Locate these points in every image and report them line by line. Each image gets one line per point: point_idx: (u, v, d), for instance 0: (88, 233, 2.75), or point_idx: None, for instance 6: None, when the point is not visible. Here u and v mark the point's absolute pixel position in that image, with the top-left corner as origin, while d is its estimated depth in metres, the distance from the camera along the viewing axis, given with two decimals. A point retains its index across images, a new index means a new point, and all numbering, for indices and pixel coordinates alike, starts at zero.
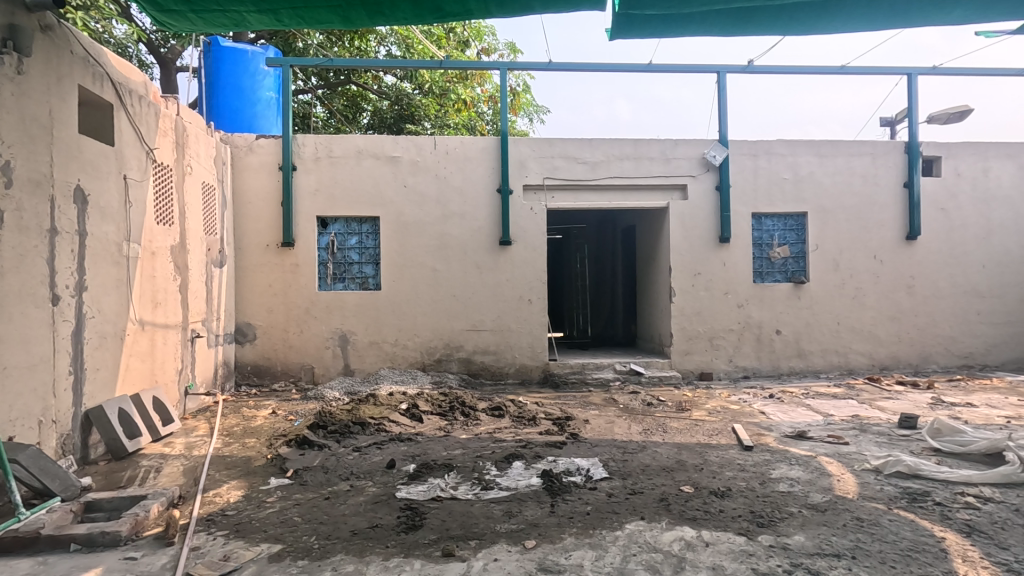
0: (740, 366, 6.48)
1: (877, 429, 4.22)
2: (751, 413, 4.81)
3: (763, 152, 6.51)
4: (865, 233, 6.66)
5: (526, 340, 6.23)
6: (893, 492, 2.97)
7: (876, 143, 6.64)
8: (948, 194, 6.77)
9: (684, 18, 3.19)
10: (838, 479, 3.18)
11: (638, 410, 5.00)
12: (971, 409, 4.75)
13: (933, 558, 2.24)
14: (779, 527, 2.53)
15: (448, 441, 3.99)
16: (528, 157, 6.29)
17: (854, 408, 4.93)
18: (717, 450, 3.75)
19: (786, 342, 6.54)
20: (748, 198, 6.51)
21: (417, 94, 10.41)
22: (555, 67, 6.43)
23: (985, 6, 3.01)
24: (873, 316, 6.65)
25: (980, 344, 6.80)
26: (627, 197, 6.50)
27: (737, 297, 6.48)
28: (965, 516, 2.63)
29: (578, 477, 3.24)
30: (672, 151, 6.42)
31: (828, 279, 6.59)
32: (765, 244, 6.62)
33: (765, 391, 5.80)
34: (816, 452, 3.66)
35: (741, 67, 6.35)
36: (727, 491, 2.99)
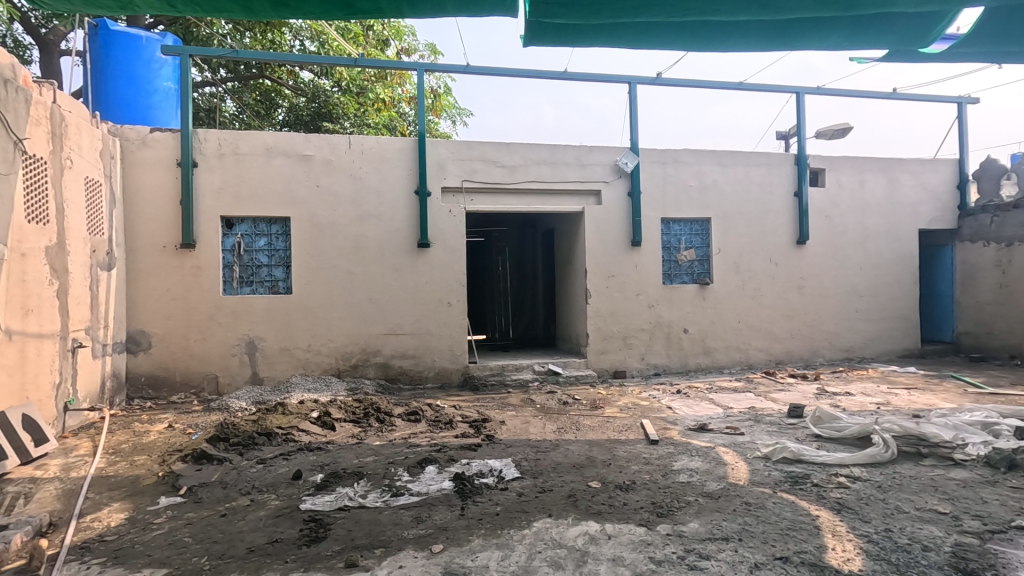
0: (651, 363, 6.79)
1: (769, 419, 4.57)
2: (659, 408, 5.06)
3: (671, 161, 6.88)
4: (761, 238, 7.19)
5: (446, 343, 6.20)
6: (779, 476, 3.22)
7: (771, 155, 7.21)
8: (831, 203, 7.45)
9: (594, 28, 3.22)
10: (732, 467, 3.41)
11: (554, 409, 5.12)
12: (849, 398, 5.25)
13: (807, 535, 2.46)
14: (676, 516, 2.67)
15: (361, 449, 3.89)
16: (447, 159, 6.25)
17: (751, 401, 5.31)
18: (625, 445, 3.90)
19: (692, 340, 6.94)
20: (658, 204, 6.84)
21: (335, 91, 10.10)
22: (474, 70, 6.46)
23: (859, 34, 3.27)
24: (769, 315, 7.20)
25: (859, 338, 7.54)
26: (544, 201, 6.63)
27: (649, 298, 6.79)
28: (837, 495, 2.91)
29: (489, 478, 3.26)
30: (587, 157, 6.62)
31: (729, 281, 7.06)
32: (673, 247, 6.99)
33: (674, 387, 6.12)
34: (715, 443, 3.90)
35: (650, 78, 6.68)
36: (632, 484, 3.12)
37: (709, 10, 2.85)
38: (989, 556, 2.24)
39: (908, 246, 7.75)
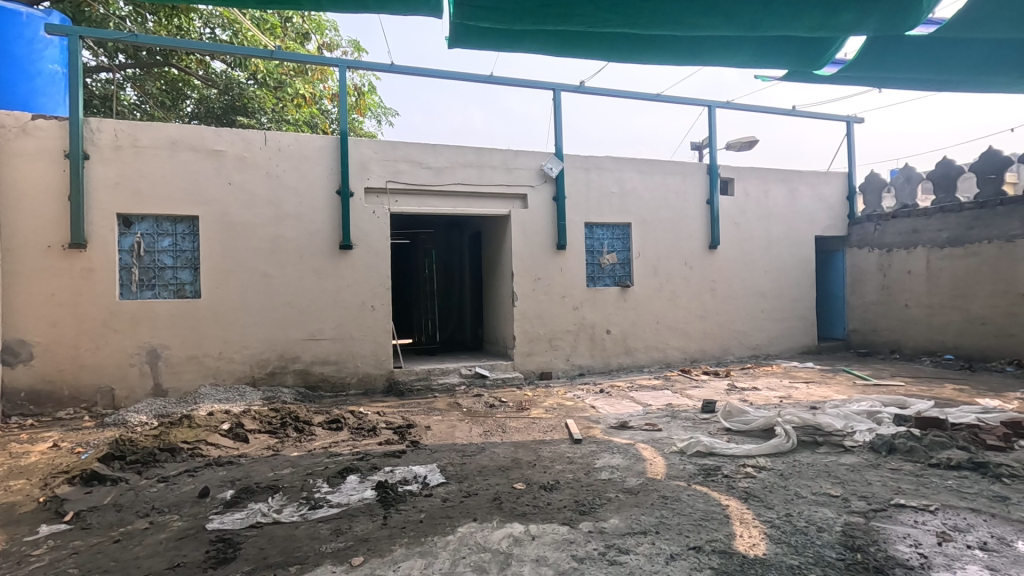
0: (576, 364, 6.94)
1: (685, 415, 4.80)
2: (583, 407, 5.18)
3: (594, 167, 7.08)
4: (678, 243, 7.56)
5: (370, 347, 6.02)
6: (693, 469, 3.39)
7: (686, 164, 7.60)
8: (739, 210, 7.98)
9: (519, 34, 3.23)
10: (651, 462, 3.54)
11: (480, 412, 5.11)
12: (755, 392, 5.63)
13: (717, 524, 2.60)
14: (598, 513, 2.74)
15: (277, 461, 3.69)
16: (370, 159, 6.09)
17: (668, 398, 5.56)
18: (549, 446, 3.96)
19: (615, 340, 7.17)
20: (582, 208, 7.02)
21: (251, 84, 9.54)
22: (398, 69, 6.34)
23: (762, 52, 3.50)
24: (685, 315, 7.58)
25: (765, 337, 8.11)
26: (471, 204, 6.61)
27: (573, 301, 6.95)
28: (744, 484, 3.10)
29: (413, 485, 3.19)
30: (513, 161, 6.68)
31: (648, 283, 7.37)
32: (596, 251, 7.19)
33: (597, 386, 6.29)
34: (635, 440, 4.05)
35: (573, 86, 6.85)
36: (556, 484, 3.17)
37: (627, 22, 2.93)
38: (872, 532, 2.47)
39: (806, 252, 8.43)
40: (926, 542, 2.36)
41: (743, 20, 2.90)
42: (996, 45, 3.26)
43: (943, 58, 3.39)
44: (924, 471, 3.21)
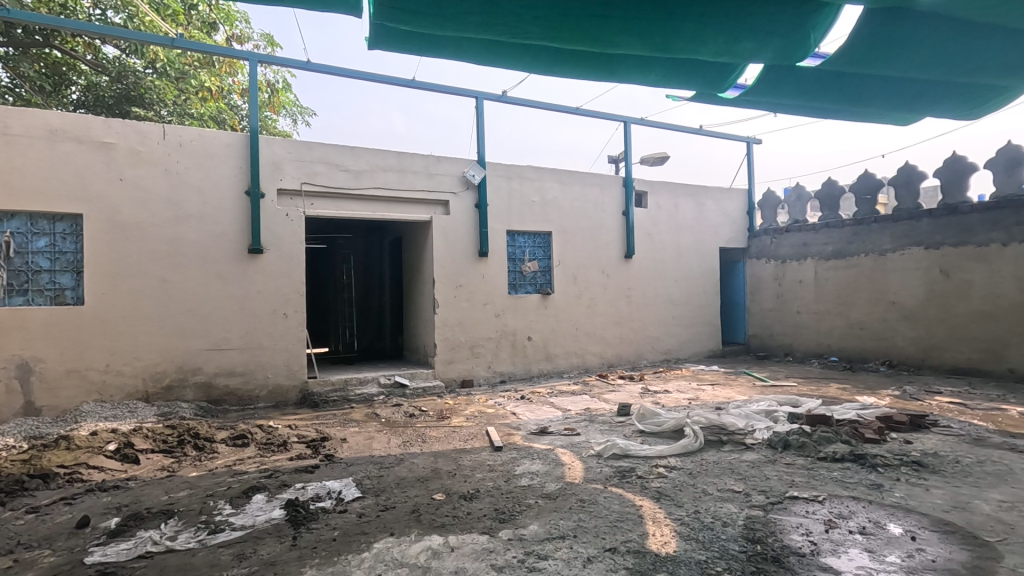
0: (497, 371, 6.96)
1: (602, 418, 4.95)
2: (504, 414, 5.20)
3: (516, 176, 7.17)
4: (595, 252, 7.81)
5: (281, 357, 5.70)
6: (609, 472, 3.48)
7: (603, 176, 7.89)
8: (652, 222, 8.38)
9: (441, 39, 3.19)
10: (569, 467, 3.61)
11: (400, 422, 4.98)
12: (667, 395, 5.92)
13: (632, 524, 2.68)
14: (518, 520, 2.74)
15: (172, 483, 3.38)
16: (283, 159, 5.79)
17: (586, 402, 5.72)
18: (470, 454, 3.92)
19: (536, 347, 7.27)
20: (504, 216, 7.07)
21: (149, 73, 8.77)
22: (315, 67, 6.09)
23: (672, 73, 3.69)
24: (602, 322, 7.83)
25: (675, 343, 8.55)
26: (391, 209, 6.46)
27: (495, 308, 6.97)
28: (656, 484, 3.23)
29: (326, 501, 3.04)
30: (435, 167, 6.61)
31: (568, 290, 7.55)
32: (518, 259, 7.26)
33: (518, 392, 6.34)
34: (554, 445, 4.10)
35: (496, 95, 6.91)
36: (476, 493, 3.14)
37: (549, 35, 2.99)
38: (770, 524, 2.66)
39: (712, 262, 9.00)
40: (816, 530, 2.57)
41: (657, 41, 3.05)
42: (872, 80, 3.65)
43: (830, 90, 3.77)
44: (813, 465, 3.51)
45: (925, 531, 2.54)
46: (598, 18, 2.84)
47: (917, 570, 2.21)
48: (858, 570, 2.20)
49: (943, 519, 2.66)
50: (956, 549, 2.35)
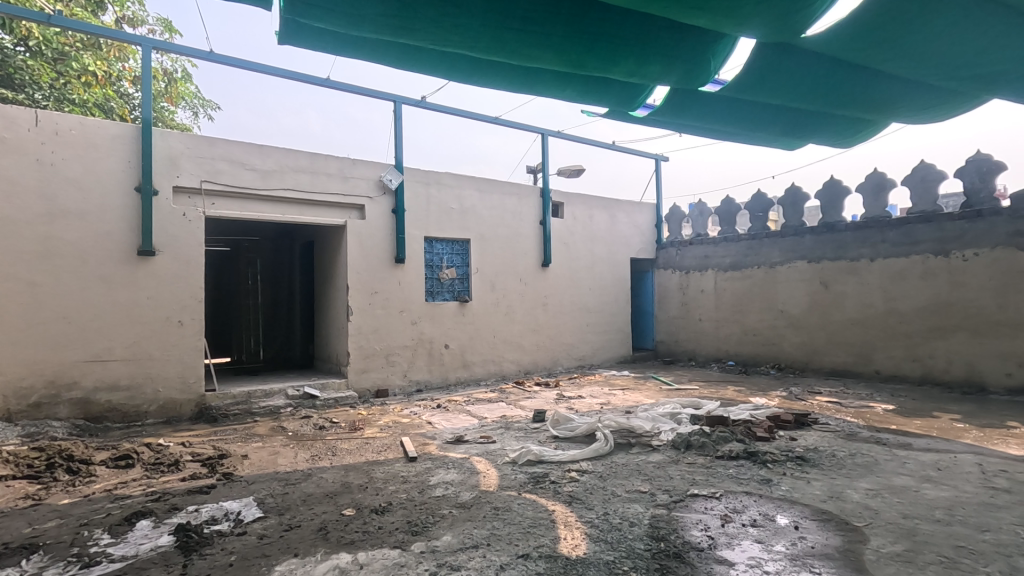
0: (413, 380, 6.83)
1: (517, 425, 4.99)
2: (419, 424, 5.11)
3: (434, 182, 7.11)
4: (513, 260, 7.91)
5: (175, 369, 5.25)
6: (523, 478, 3.52)
7: (521, 186, 8.02)
8: (568, 232, 8.62)
9: (357, 39, 3.10)
10: (484, 475, 3.60)
11: (308, 435, 4.74)
12: (580, 400, 6.09)
13: (544, 529, 2.72)
14: (431, 532, 2.69)
15: (38, 513, 3.00)
16: (181, 154, 5.36)
17: (502, 410, 5.75)
18: (383, 466, 3.81)
19: (453, 355, 7.22)
20: (421, 223, 6.98)
21: (21, 52, 7.78)
22: (219, 59, 5.72)
23: (586, 90, 3.83)
24: (519, 329, 7.93)
25: (589, 349, 8.83)
26: (302, 212, 6.17)
27: (412, 315, 6.86)
28: (569, 488, 3.31)
29: (223, 523, 2.83)
30: (350, 170, 6.41)
31: (486, 298, 7.58)
32: (435, 266, 7.18)
33: (434, 401, 6.26)
34: (470, 453, 4.08)
35: (414, 100, 6.84)
36: (388, 506, 3.05)
37: (468, 44, 3.00)
38: (673, 521, 2.80)
39: (623, 272, 9.41)
40: (713, 525, 2.74)
41: (571, 57, 3.15)
42: (764, 108, 4.00)
43: (728, 114, 4.07)
44: (712, 463, 3.74)
45: (807, 521, 2.79)
46: (515, 32, 2.89)
47: (799, 556, 2.41)
48: (749, 561, 2.37)
49: (822, 509, 2.93)
50: (831, 535, 2.60)
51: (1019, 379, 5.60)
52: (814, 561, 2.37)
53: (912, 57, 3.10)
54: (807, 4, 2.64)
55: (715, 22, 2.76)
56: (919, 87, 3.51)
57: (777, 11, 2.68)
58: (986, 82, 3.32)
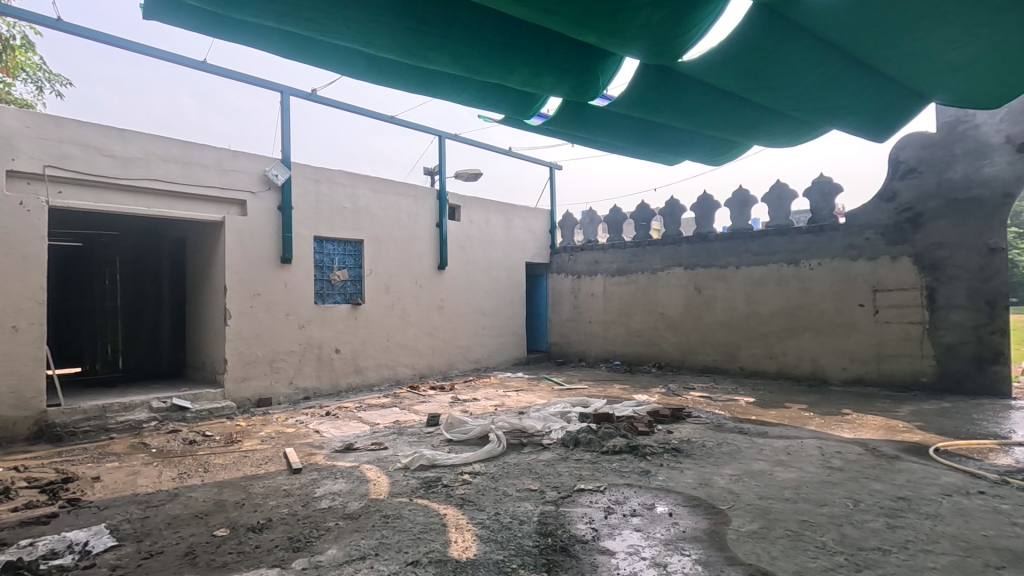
0: (300, 388, 6.46)
1: (410, 430, 4.91)
2: (306, 433, 4.85)
3: (325, 180, 6.79)
4: (409, 262, 7.78)
5: (6, 382, 4.52)
6: (415, 483, 3.47)
7: (417, 187, 7.92)
8: (465, 235, 8.65)
9: (236, 22, 2.88)
10: (375, 482, 3.50)
11: (176, 451, 4.31)
12: (475, 403, 6.13)
13: (435, 534, 2.70)
14: (314, 547, 2.56)
15: None
16: (18, 134, 4.63)
17: (396, 415, 5.63)
18: (263, 480, 3.56)
19: (344, 360, 6.94)
20: (310, 221, 6.64)
21: None
22: (70, 28, 5.03)
23: (482, 95, 3.86)
24: (414, 333, 7.81)
25: (484, 352, 8.91)
26: (171, 205, 5.61)
27: (299, 319, 6.50)
28: (461, 491, 3.31)
29: (66, 557, 2.48)
30: (229, 162, 5.93)
31: (379, 301, 7.37)
32: (326, 267, 6.86)
33: (323, 409, 5.96)
34: (359, 461, 3.95)
35: (304, 93, 6.49)
36: (267, 523, 2.85)
37: (362, 39, 2.90)
38: (560, 516, 2.91)
39: (518, 276, 9.61)
40: (597, 517, 2.88)
41: (467, 62, 3.17)
42: (647, 125, 4.30)
43: (616, 128, 4.32)
44: (598, 458, 3.94)
45: (681, 507, 3.02)
46: (410, 31, 2.85)
47: (672, 541, 2.61)
48: (629, 548, 2.52)
49: (692, 495, 3.19)
50: (700, 519, 2.84)
51: (851, 372, 6.50)
52: (686, 543, 2.57)
53: (771, 87, 3.48)
54: (683, 29, 2.87)
55: (602, 40, 2.92)
56: (776, 116, 3.97)
57: (657, 36, 2.89)
58: (829, 114, 3.81)
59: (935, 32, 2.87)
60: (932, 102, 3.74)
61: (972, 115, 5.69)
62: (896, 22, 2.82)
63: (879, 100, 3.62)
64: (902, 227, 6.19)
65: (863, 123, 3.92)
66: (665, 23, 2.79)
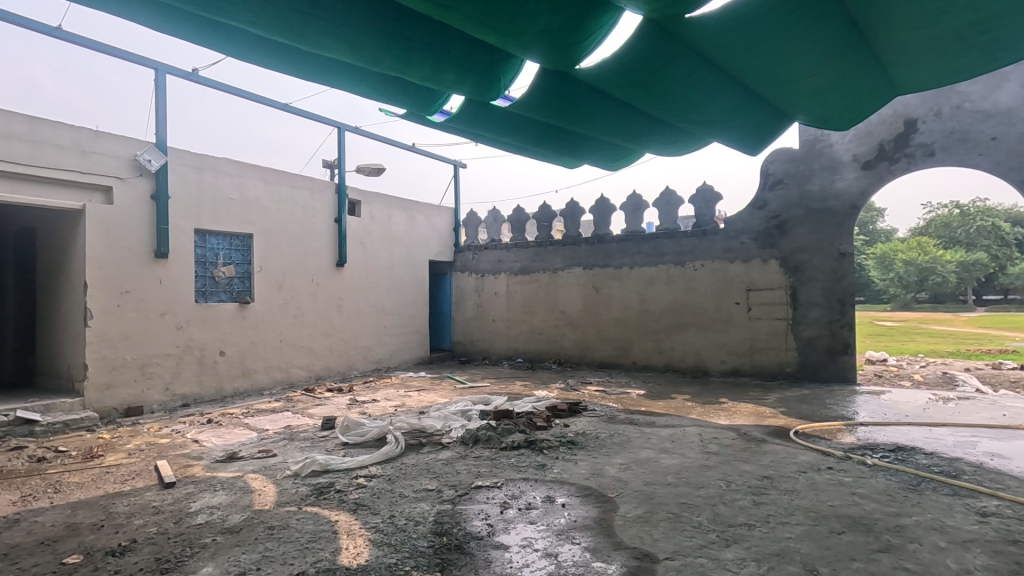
0: (177, 394, 5.91)
1: (303, 435, 4.66)
2: (182, 444, 4.45)
3: (208, 168, 6.26)
4: (304, 259, 7.39)
5: None
6: (305, 491, 3.30)
7: (314, 180, 7.54)
8: (365, 232, 8.37)
9: None
10: (260, 492, 3.28)
11: (18, 471, 3.76)
12: (374, 404, 5.96)
13: (324, 543, 2.58)
14: (185, 567, 2.35)
15: None
16: None
17: (287, 419, 5.33)
18: (127, 498, 3.20)
19: (229, 363, 6.45)
20: (190, 212, 6.09)
21: None
22: None
23: (381, 87, 3.75)
24: (310, 332, 7.44)
25: (385, 351, 8.69)
26: (17, 189, 4.86)
27: (177, 319, 5.94)
28: (355, 496, 3.19)
29: None
30: (91, 143, 5.25)
31: (270, 299, 6.93)
32: (208, 262, 6.32)
33: (204, 416, 5.50)
34: (243, 471, 3.69)
35: (183, 72, 5.93)
36: (131, 544, 2.57)
37: (246, 19, 2.71)
38: (456, 515, 2.90)
39: (421, 274, 9.47)
40: (493, 513, 2.91)
41: (364, 51, 3.07)
42: (547, 128, 4.42)
43: (518, 129, 4.38)
44: (497, 455, 3.98)
45: (573, 498, 3.13)
46: (302, 14, 2.70)
47: (563, 531, 2.69)
48: (522, 541, 2.57)
49: (585, 485, 3.32)
50: (590, 508, 2.97)
51: (728, 364, 7.11)
52: (576, 532, 2.67)
53: (659, 98, 3.70)
54: (578, 37, 2.98)
55: (502, 42, 2.95)
56: (665, 126, 4.24)
57: (554, 41, 2.97)
58: (711, 127, 4.13)
59: (796, 58, 3.21)
60: (795, 122, 4.18)
61: (827, 135, 6.45)
62: (764, 47, 3.12)
63: (752, 116, 3.98)
64: (771, 233, 6.87)
65: (739, 137, 4.28)
66: (561, 30, 2.87)
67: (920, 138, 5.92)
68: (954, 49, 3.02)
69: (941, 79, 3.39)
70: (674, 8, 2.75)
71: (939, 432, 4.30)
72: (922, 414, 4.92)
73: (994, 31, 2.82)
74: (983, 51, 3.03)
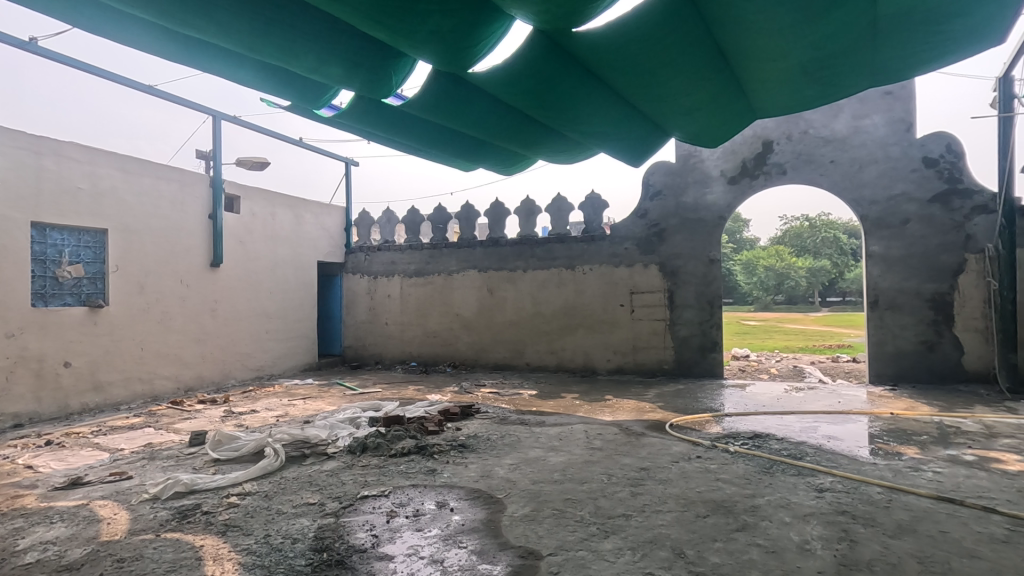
0: (7, 414, 5.07)
1: (165, 453, 4.21)
2: (11, 471, 3.82)
3: (50, 153, 5.46)
4: (171, 257, 6.70)
5: None
6: (164, 515, 2.97)
7: (183, 172, 6.87)
8: (245, 230, 7.77)
9: None
10: (109, 521, 2.91)
11: None
12: (252, 415, 5.53)
13: (187, 571, 2.34)
14: None
15: None
16: None
17: (148, 437, 4.79)
18: None
19: (76, 375, 5.67)
20: (26, 203, 5.27)
21: None
22: None
23: (263, 75, 3.49)
24: (179, 339, 6.76)
25: (267, 358, 8.12)
26: None
27: (7, 326, 5.11)
28: (224, 517, 2.93)
29: None
30: None
31: (129, 302, 6.20)
32: (49, 260, 5.52)
33: (42, 437, 4.78)
34: (89, 498, 3.25)
35: (17, 41, 5.12)
36: None
37: None
38: (339, 528, 2.77)
39: (309, 275, 8.98)
40: (379, 523, 2.82)
41: (240, 35, 2.84)
42: (441, 130, 4.39)
43: (411, 130, 4.30)
44: (385, 462, 3.86)
45: (462, 501, 3.13)
46: None
47: (450, 535, 2.67)
48: (408, 550, 2.52)
49: (474, 488, 3.33)
50: (478, 510, 2.98)
51: (614, 363, 7.51)
52: (464, 536, 2.67)
53: (550, 108, 3.83)
54: (470, 42, 2.99)
55: (392, 39, 2.87)
56: (556, 135, 4.38)
57: (446, 44, 2.95)
58: (598, 138, 4.34)
59: (672, 78, 3.46)
60: (672, 138, 4.51)
61: (700, 151, 7.05)
62: (645, 67, 3.33)
63: (635, 130, 4.24)
64: (652, 240, 7.36)
65: (624, 149, 4.54)
66: (453, 33, 2.86)
67: (775, 158, 6.66)
68: (801, 81, 3.42)
69: (792, 107, 3.83)
70: (562, 21, 2.85)
71: (789, 419, 4.86)
72: (776, 404, 5.53)
73: (832, 69, 3.24)
74: (823, 84, 3.46)
